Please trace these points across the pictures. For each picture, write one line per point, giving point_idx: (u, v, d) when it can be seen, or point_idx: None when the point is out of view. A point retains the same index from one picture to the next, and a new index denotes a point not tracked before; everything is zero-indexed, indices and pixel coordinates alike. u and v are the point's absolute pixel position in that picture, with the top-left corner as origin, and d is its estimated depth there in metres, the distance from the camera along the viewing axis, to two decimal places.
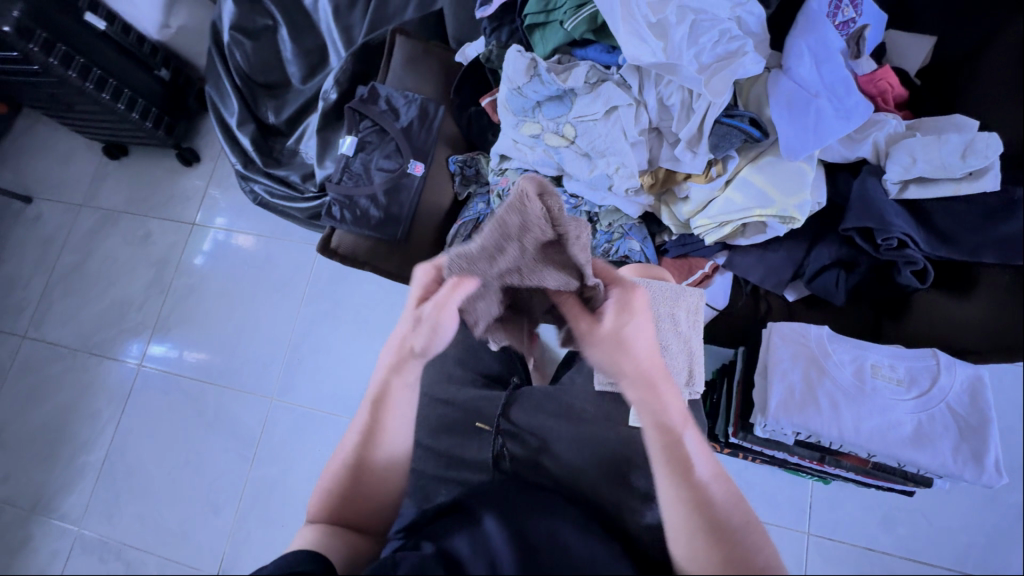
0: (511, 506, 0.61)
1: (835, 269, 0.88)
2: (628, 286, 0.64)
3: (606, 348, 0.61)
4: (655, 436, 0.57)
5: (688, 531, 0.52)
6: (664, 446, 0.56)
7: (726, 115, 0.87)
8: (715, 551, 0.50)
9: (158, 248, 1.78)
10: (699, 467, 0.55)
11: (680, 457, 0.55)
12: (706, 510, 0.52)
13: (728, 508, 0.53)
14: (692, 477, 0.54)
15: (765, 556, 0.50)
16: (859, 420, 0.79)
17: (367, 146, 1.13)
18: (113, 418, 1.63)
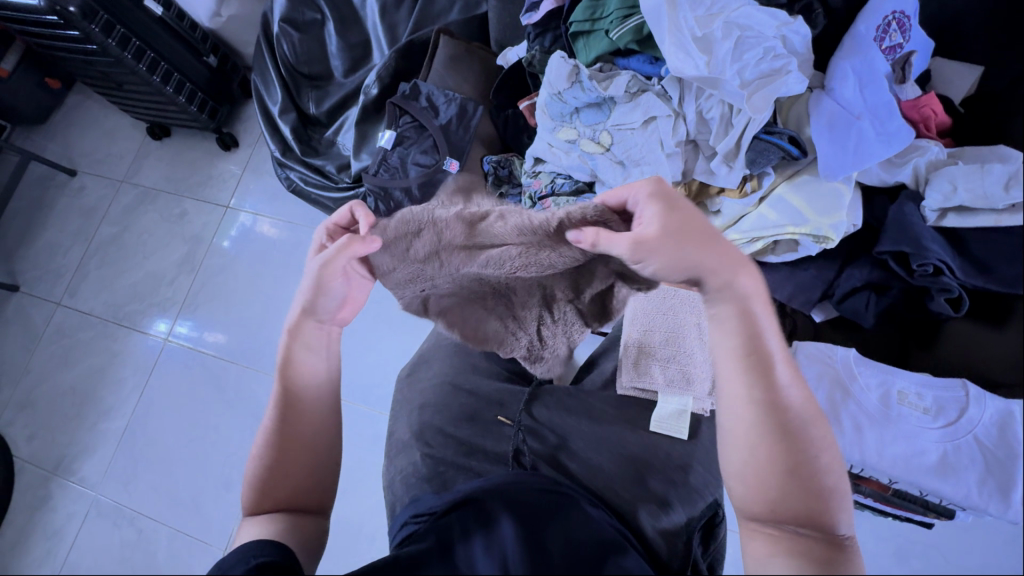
0: (528, 512, 0.61)
1: (865, 292, 0.88)
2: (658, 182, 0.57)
3: (664, 252, 0.54)
4: (731, 332, 0.54)
5: (750, 442, 0.51)
6: (739, 346, 0.53)
7: (765, 132, 0.88)
8: (782, 456, 0.50)
9: (191, 227, 1.83)
10: (779, 374, 0.52)
11: (760, 360, 0.52)
12: (781, 421, 0.50)
13: (803, 420, 0.51)
14: (771, 382, 0.52)
15: (826, 466, 0.51)
16: (881, 445, 0.79)
17: (404, 141, 1.16)
18: (137, 387, 1.68)
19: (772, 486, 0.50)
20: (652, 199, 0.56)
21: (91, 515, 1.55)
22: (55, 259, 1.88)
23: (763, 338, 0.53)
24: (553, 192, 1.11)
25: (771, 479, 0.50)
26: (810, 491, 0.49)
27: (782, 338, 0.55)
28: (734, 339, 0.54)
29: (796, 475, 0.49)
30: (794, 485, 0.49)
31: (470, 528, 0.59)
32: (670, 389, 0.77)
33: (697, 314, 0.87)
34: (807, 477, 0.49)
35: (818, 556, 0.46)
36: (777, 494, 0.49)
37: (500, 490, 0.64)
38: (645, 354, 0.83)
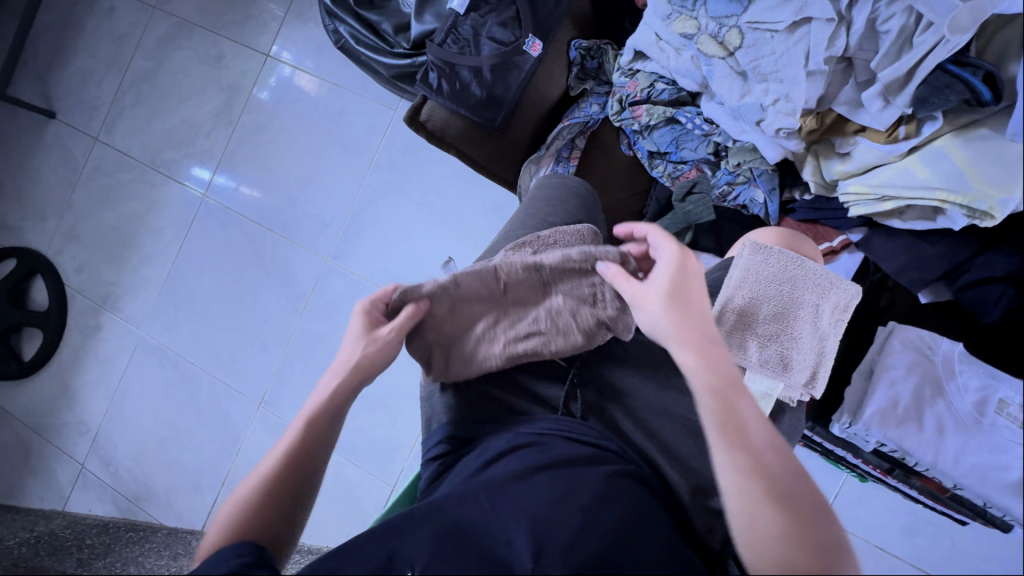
0: (560, 496, 0.53)
1: (1002, 283, 0.74)
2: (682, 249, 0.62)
3: (667, 308, 0.57)
4: (705, 397, 0.52)
5: (749, 501, 0.46)
6: (720, 413, 0.51)
7: (952, 62, 0.68)
8: (778, 517, 0.45)
9: (228, 74, 1.67)
10: (755, 433, 0.50)
11: (734, 422, 0.50)
12: (773, 481, 0.47)
13: (791, 480, 0.47)
14: (747, 442, 0.49)
15: (820, 524, 0.46)
16: (961, 452, 0.72)
17: (481, 6, 0.95)
18: (175, 239, 1.67)
19: (777, 555, 0.44)
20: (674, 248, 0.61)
21: (137, 350, 1.66)
22: (88, 89, 1.77)
23: (735, 396, 0.52)
24: (649, 98, 0.94)
25: (774, 547, 0.45)
26: (818, 557, 0.44)
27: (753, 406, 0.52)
28: (707, 401, 0.51)
29: (798, 538, 0.45)
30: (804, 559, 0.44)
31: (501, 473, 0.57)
32: (764, 369, 0.68)
33: (820, 294, 0.70)
34: (811, 537, 0.45)
35: None
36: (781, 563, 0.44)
37: (535, 445, 0.61)
38: (745, 322, 0.69)
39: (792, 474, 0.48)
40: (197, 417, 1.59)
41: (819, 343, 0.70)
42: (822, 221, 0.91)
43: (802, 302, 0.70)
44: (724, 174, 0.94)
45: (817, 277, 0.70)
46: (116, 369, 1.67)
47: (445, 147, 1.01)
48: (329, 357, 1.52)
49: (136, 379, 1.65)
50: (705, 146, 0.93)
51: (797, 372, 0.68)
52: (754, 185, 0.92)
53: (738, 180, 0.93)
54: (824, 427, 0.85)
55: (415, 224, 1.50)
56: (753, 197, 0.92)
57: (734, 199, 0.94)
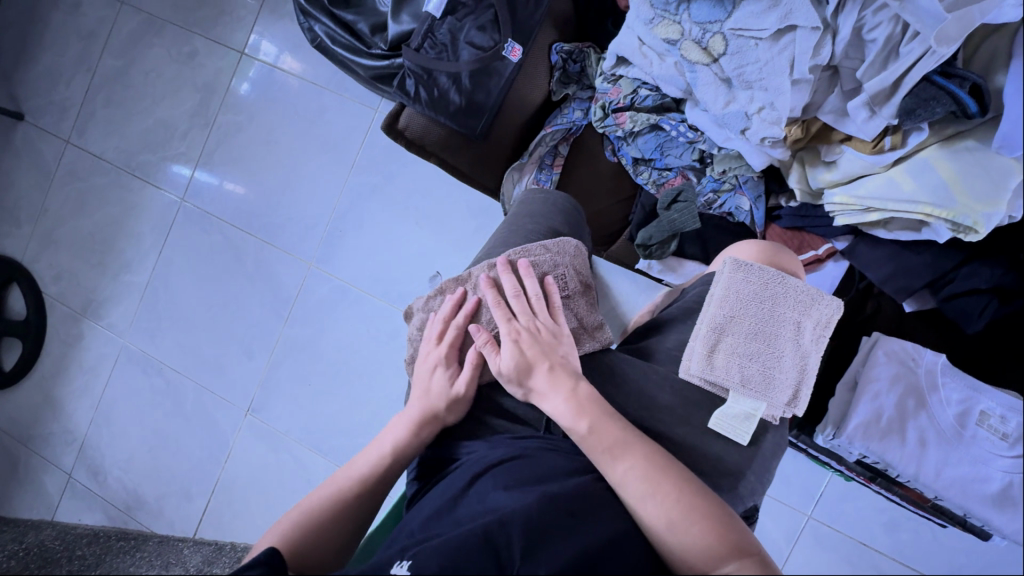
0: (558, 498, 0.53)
1: (987, 295, 0.73)
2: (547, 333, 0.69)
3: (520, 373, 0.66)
4: (580, 431, 0.61)
5: (644, 495, 0.55)
6: (596, 443, 0.60)
7: (939, 72, 0.66)
8: (667, 503, 0.54)
9: (203, 72, 1.61)
10: (633, 438, 0.60)
11: (613, 436, 0.60)
12: (653, 473, 0.57)
13: (668, 468, 0.57)
14: (626, 450, 0.59)
15: (703, 497, 0.56)
16: (943, 464, 0.72)
17: (458, 9, 0.90)
18: (155, 245, 1.64)
19: (677, 540, 0.52)
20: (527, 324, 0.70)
21: (121, 359, 1.64)
22: (58, 89, 1.71)
23: (610, 415, 0.62)
24: (632, 105, 0.92)
25: (673, 532, 0.53)
26: (706, 524, 0.53)
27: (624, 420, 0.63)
28: (590, 431, 0.61)
29: (689, 512, 0.54)
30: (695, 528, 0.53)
31: (492, 487, 0.56)
32: (745, 390, 0.67)
33: (802, 311, 0.69)
34: (697, 510, 0.54)
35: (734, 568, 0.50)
36: (681, 544, 0.52)
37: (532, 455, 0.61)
38: (725, 340, 0.68)
39: (665, 467, 0.58)
40: (184, 425, 1.58)
41: (801, 361, 0.68)
42: (808, 229, 0.88)
43: (785, 319, 0.69)
44: (709, 181, 0.93)
45: (802, 289, 0.69)
46: (100, 378, 1.64)
47: (425, 154, 0.98)
48: (317, 363, 1.50)
49: (122, 386, 1.63)
50: (689, 153, 0.92)
51: (778, 393, 0.67)
52: (739, 193, 0.91)
53: (723, 188, 0.92)
54: (809, 437, 0.85)
55: (400, 227, 1.47)
56: (738, 204, 0.91)
57: (720, 207, 0.93)
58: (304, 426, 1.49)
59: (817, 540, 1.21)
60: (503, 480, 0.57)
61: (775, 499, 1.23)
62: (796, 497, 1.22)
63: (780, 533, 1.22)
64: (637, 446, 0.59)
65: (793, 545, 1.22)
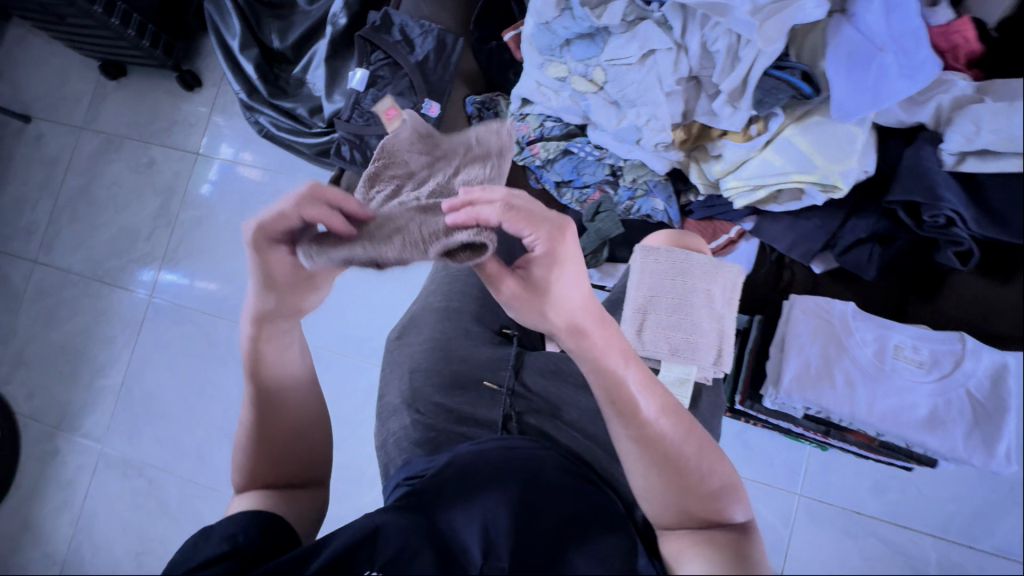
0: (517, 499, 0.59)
1: (869, 244, 0.83)
2: (558, 231, 0.50)
3: (530, 308, 0.53)
4: (594, 379, 0.55)
5: (645, 463, 0.54)
6: (608, 397, 0.55)
7: (775, 67, 0.79)
8: (664, 476, 0.54)
9: (163, 176, 1.72)
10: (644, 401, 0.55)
11: (625, 400, 0.54)
12: (657, 445, 0.54)
13: (672, 438, 0.55)
14: (637, 415, 0.54)
15: (702, 470, 0.55)
16: (873, 400, 0.78)
17: (378, 81, 1.04)
18: (127, 345, 1.66)
19: (667, 509, 0.54)
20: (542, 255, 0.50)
21: (99, 466, 1.61)
22: (22, 213, 1.77)
23: (626, 377, 0.55)
24: (542, 136, 1.04)
25: (665, 501, 0.54)
26: (698, 497, 0.54)
27: (641, 368, 0.57)
28: (601, 386, 0.55)
29: (681, 486, 0.54)
30: (684, 498, 0.53)
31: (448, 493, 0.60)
32: (675, 358, 0.72)
33: (710, 280, 0.75)
34: (689, 484, 0.54)
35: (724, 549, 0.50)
36: (675, 503, 0.54)
37: (487, 456, 0.64)
38: (649, 319, 0.74)
39: (675, 433, 0.55)
40: (169, 525, 1.53)
41: (718, 324, 0.75)
42: (717, 217, 0.99)
43: (698, 290, 0.75)
44: (624, 190, 1.02)
45: (704, 262, 0.75)
46: (78, 491, 1.60)
47: None
48: None
49: (102, 496, 1.59)
50: (601, 169, 1.03)
51: (705, 354, 0.73)
52: (652, 195, 1.01)
53: (637, 194, 1.02)
54: (760, 403, 0.90)
55: (363, 287, 1.54)
56: (654, 206, 1.02)
57: (638, 211, 1.03)
58: None
59: (811, 516, 1.22)
60: (462, 491, 0.60)
61: (763, 482, 1.25)
62: (782, 477, 1.24)
63: (775, 516, 1.23)
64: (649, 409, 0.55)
65: (790, 526, 1.23)
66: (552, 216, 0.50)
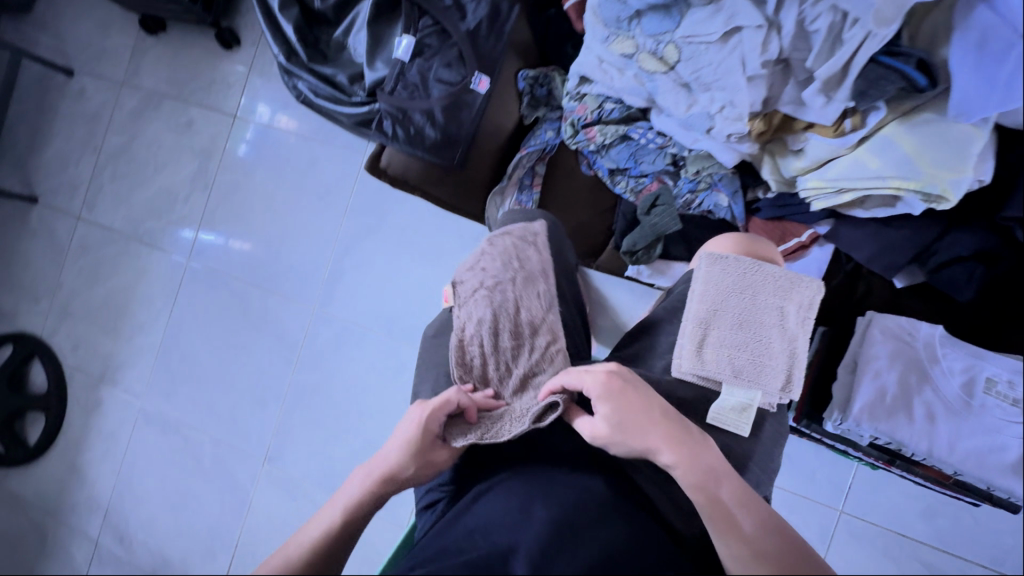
0: (564, 518, 0.54)
1: (971, 262, 0.74)
2: (598, 376, 0.60)
3: (621, 446, 0.58)
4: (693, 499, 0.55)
5: None
6: (709, 513, 0.54)
7: (885, 53, 0.69)
8: None
9: (200, 137, 1.70)
10: (745, 518, 0.53)
11: (723, 514, 0.53)
12: (770, 562, 0.50)
13: (786, 553, 0.51)
14: (739, 530, 0.52)
15: None
16: (956, 438, 0.70)
17: (425, 50, 0.96)
18: (166, 305, 1.69)
19: None
20: (601, 394, 0.59)
21: (139, 421, 1.67)
22: (66, 169, 1.78)
23: (721, 491, 0.55)
24: (600, 119, 0.95)
25: None
26: None
27: (737, 484, 0.56)
28: (698, 502, 0.55)
29: None
30: None
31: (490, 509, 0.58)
32: (737, 381, 0.66)
33: (784, 295, 0.68)
34: None
35: None
36: None
37: (529, 481, 0.60)
38: (713, 334, 0.68)
39: (790, 554, 0.51)
40: (204, 482, 1.59)
41: (791, 346, 0.67)
42: (789, 217, 0.89)
43: (769, 305, 0.68)
44: (686, 182, 0.94)
45: (777, 275, 0.68)
46: (120, 442, 1.67)
47: (409, 189, 1.01)
48: (326, 405, 1.52)
49: (141, 449, 1.65)
50: (662, 158, 0.94)
51: (772, 379, 0.66)
52: (716, 190, 0.92)
53: (700, 187, 0.93)
54: (817, 424, 0.84)
55: (397, 263, 1.51)
56: (717, 202, 0.93)
57: (699, 206, 0.95)
58: (320, 470, 1.50)
59: (851, 535, 1.17)
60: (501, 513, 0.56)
61: (803, 496, 1.19)
62: (824, 493, 1.18)
63: (812, 532, 1.18)
64: (752, 526, 0.53)
65: (827, 543, 1.18)
66: (593, 368, 0.61)
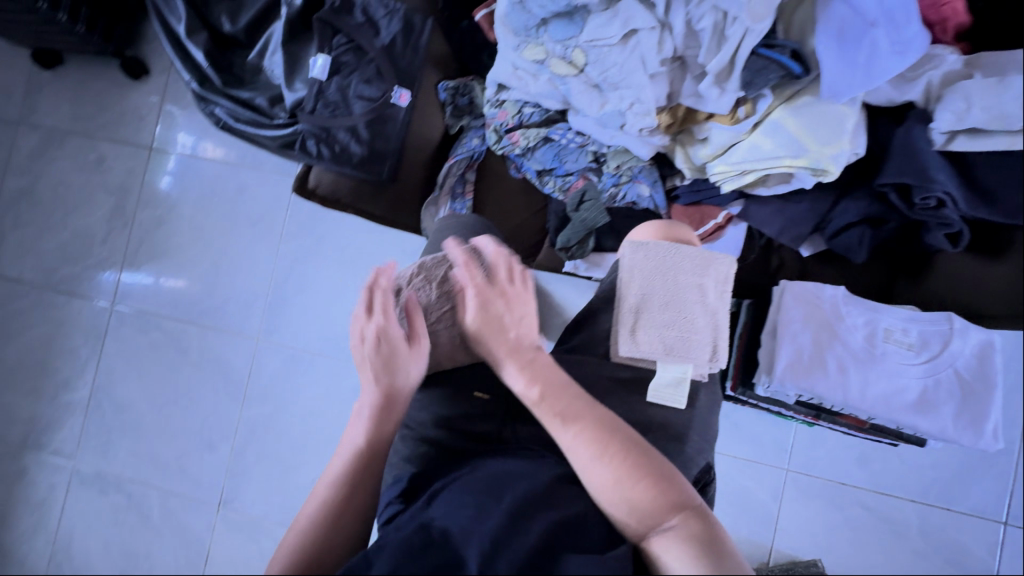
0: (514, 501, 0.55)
1: (860, 227, 0.82)
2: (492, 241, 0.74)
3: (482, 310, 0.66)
4: (526, 387, 0.61)
5: (594, 455, 0.55)
6: (542, 400, 0.59)
7: (764, 46, 0.75)
8: (614, 468, 0.54)
9: (114, 174, 1.60)
10: (574, 400, 0.59)
11: (555, 396, 0.59)
12: (597, 438, 0.56)
13: (611, 427, 0.57)
14: (568, 412, 0.58)
15: (653, 456, 0.55)
16: (865, 385, 0.78)
17: (343, 67, 0.96)
18: (92, 355, 1.57)
19: (624, 499, 0.53)
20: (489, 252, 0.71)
21: (73, 483, 1.54)
22: None
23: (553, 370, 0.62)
24: (521, 123, 0.99)
25: (618, 493, 0.54)
26: (650, 484, 0.53)
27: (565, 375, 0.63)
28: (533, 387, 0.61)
29: (633, 477, 0.54)
30: (638, 489, 0.53)
31: (441, 508, 0.57)
32: (670, 358, 0.70)
33: (702, 272, 0.72)
34: (641, 471, 0.54)
35: (693, 540, 0.50)
36: (629, 494, 0.53)
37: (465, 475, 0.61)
38: (642, 317, 0.71)
39: (611, 423, 0.57)
40: (154, 538, 1.49)
41: (713, 319, 0.72)
42: (705, 201, 0.95)
43: (689, 284, 0.72)
44: (609, 177, 0.99)
45: (693, 254, 0.72)
46: (53, 510, 1.53)
47: (342, 208, 1.00)
48: (281, 438, 1.47)
49: (80, 514, 1.53)
50: (584, 155, 0.99)
51: (699, 352, 0.70)
52: (637, 181, 0.97)
53: (622, 180, 0.98)
54: (751, 389, 0.91)
55: (340, 284, 1.48)
56: (639, 193, 0.98)
57: (623, 198, 0.99)
58: (283, 506, 1.45)
59: (799, 490, 1.25)
60: (456, 499, 0.57)
61: (753, 461, 1.27)
62: (771, 455, 1.26)
63: (765, 493, 1.26)
64: (580, 404, 0.58)
65: (779, 502, 1.25)
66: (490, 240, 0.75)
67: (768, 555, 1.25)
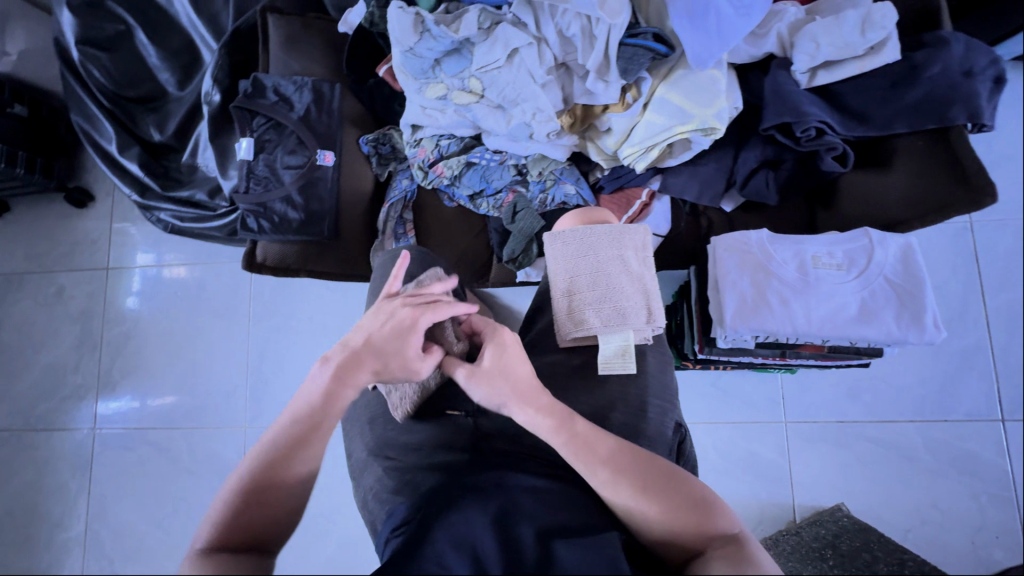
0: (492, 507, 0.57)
1: (763, 171, 0.89)
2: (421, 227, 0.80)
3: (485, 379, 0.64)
4: (553, 438, 0.61)
5: (631, 491, 0.57)
6: (574, 449, 0.60)
7: (629, 36, 0.83)
8: (654, 502, 0.56)
9: (76, 302, 1.61)
10: (603, 442, 0.61)
11: (581, 443, 0.60)
12: (630, 474, 0.58)
13: (646, 460, 0.59)
14: (594, 452, 0.60)
15: (689, 483, 0.58)
16: (808, 311, 0.82)
17: (266, 145, 1.02)
18: (82, 488, 1.53)
19: (665, 527, 0.55)
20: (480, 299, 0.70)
21: None
22: None
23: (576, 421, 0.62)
24: (441, 156, 1.06)
25: (660, 523, 0.56)
26: (687, 510, 0.55)
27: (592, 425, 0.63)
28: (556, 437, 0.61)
29: (670, 505, 0.56)
30: (678, 517, 0.55)
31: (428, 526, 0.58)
32: (609, 329, 0.73)
33: (620, 245, 0.77)
34: (676, 497, 0.56)
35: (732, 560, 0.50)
36: (671, 521, 0.55)
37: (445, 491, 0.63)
38: (578, 297, 0.76)
39: (639, 456, 0.60)
40: None
41: (643, 283, 0.76)
42: (626, 184, 1.00)
43: (612, 257, 0.77)
44: (535, 185, 1.05)
45: (608, 230, 0.77)
46: None
47: (295, 273, 1.06)
48: None
49: None
50: (507, 171, 1.05)
51: (637, 316, 0.74)
52: (562, 182, 1.03)
53: (548, 185, 1.04)
54: (716, 346, 0.93)
55: (316, 352, 1.50)
56: (566, 192, 1.03)
57: (553, 201, 1.04)
58: None
59: (803, 439, 1.26)
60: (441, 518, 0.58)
61: (751, 422, 1.28)
62: (767, 412, 1.27)
63: (771, 450, 1.26)
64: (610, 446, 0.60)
65: (788, 456, 1.26)
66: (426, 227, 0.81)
67: (793, 513, 1.24)
